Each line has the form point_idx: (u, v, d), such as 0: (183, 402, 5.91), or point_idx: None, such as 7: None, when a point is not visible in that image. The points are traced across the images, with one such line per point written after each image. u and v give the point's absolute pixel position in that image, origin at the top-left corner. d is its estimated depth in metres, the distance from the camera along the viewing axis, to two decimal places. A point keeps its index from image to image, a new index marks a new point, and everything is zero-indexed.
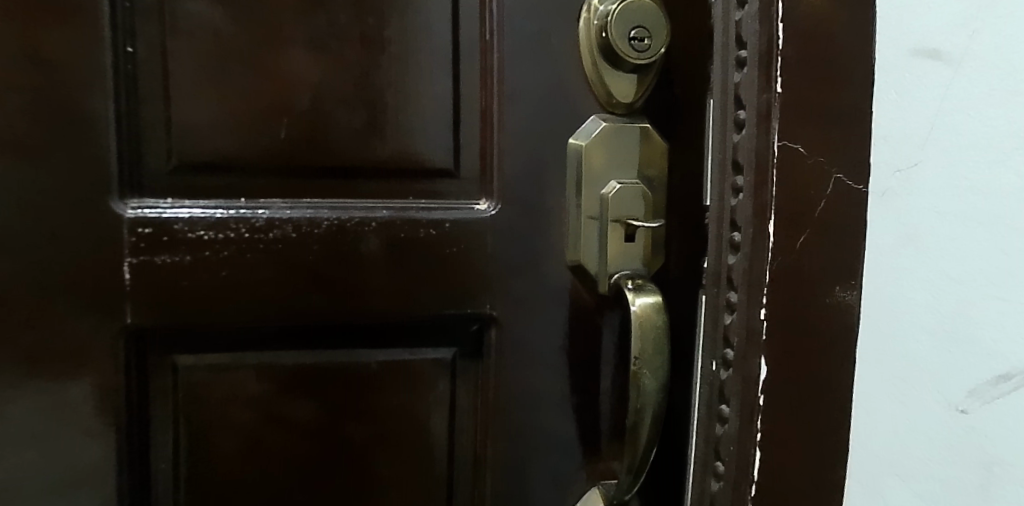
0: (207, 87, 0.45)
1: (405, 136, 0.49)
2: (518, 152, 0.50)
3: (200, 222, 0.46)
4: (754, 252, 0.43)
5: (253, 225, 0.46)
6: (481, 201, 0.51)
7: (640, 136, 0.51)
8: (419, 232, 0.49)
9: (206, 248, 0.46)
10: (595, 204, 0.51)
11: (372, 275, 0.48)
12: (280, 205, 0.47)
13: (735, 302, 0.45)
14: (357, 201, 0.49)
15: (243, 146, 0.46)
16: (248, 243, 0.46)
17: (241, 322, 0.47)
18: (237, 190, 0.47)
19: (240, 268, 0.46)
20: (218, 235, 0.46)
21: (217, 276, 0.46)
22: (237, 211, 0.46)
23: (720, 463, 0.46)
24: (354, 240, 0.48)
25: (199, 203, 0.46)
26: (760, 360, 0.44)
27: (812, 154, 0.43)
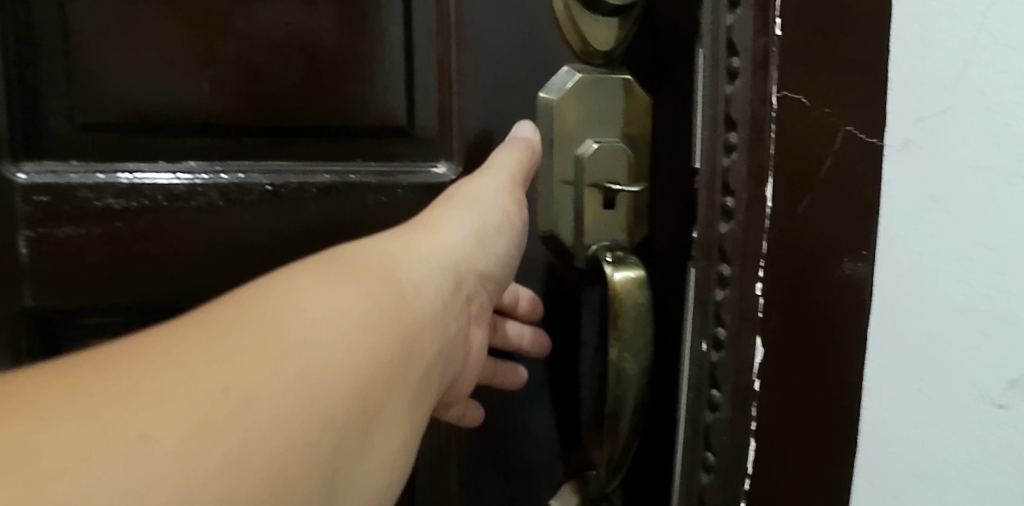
0: (115, 31, 0.38)
1: (350, 90, 0.42)
2: (484, 109, 0.44)
3: (109, 189, 0.40)
4: (749, 219, 0.38)
5: (171, 192, 0.40)
6: (440, 164, 0.45)
7: (623, 89, 0.45)
8: (367, 199, 0.43)
9: (117, 219, 0.40)
10: (570, 165, 0.46)
11: (314, 248, 0.42)
12: (203, 169, 0.41)
13: (728, 275, 0.39)
14: (294, 163, 0.42)
15: (160, 102, 0.39)
16: (166, 212, 0.40)
17: (164, 303, 0.41)
18: (154, 152, 0.40)
19: (159, 241, 0.40)
20: (130, 203, 0.40)
21: (133, 251, 0.40)
22: (152, 176, 0.40)
23: (710, 453, 0.41)
24: (292, 208, 0.42)
25: (106, 167, 0.40)
26: (755, 340, 0.38)
27: (817, 106, 0.37)
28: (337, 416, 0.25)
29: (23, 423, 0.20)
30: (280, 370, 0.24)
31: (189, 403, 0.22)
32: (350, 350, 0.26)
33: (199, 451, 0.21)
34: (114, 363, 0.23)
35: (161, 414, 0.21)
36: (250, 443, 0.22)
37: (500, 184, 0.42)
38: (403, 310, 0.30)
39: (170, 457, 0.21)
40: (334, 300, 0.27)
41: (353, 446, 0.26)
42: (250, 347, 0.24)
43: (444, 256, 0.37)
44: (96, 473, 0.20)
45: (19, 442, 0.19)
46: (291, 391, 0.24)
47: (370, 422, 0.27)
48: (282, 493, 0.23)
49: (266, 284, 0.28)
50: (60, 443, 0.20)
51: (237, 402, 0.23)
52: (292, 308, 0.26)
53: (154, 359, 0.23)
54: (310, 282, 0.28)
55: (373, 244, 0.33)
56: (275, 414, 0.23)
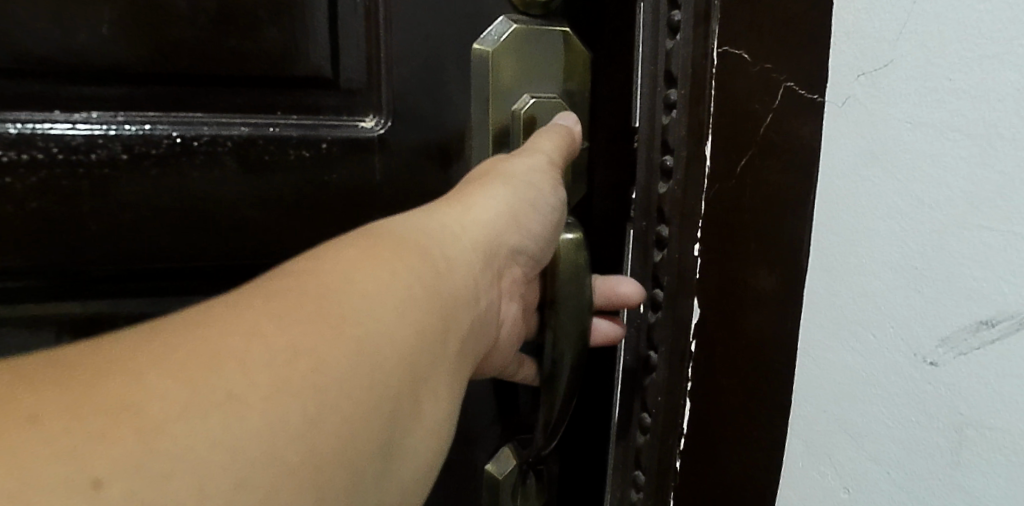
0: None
1: (269, 37, 0.39)
2: (416, 59, 0.42)
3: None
4: (688, 179, 0.41)
5: (68, 143, 0.36)
6: (367, 118, 0.42)
7: (563, 44, 0.44)
8: (288, 153, 0.40)
9: (5, 173, 0.35)
10: (506, 125, 0.44)
11: (231, 206, 0.39)
12: (105, 118, 0.37)
13: (666, 236, 0.43)
14: (206, 114, 0.39)
15: (52, 42, 0.35)
16: (65, 166, 0.36)
17: (63, 266, 0.37)
18: (46, 99, 0.36)
19: (55, 199, 0.36)
20: (21, 155, 0.35)
21: (25, 209, 0.36)
22: (46, 124, 0.36)
23: (646, 415, 0.45)
24: (206, 163, 0.39)
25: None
26: (692, 301, 0.42)
27: (758, 61, 0.38)
28: (394, 381, 0.25)
29: (110, 378, 0.19)
30: (340, 338, 0.24)
31: (263, 357, 0.22)
32: (400, 322, 0.26)
33: (280, 409, 0.21)
34: (185, 326, 0.22)
35: (241, 369, 0.21)
36: (318, 405, 0.22)
37: (539, 164, 0.40)
38: (441, 285, 0.30)
39: (253, 411, 0.20)
40: (382, 273, 0.27)
41: (407, 414, 0.26)
42: (315, 313, 0.24)
43: (475, 232, 0.36)
44: (188, 428, 0.19)
45: (108, 394, 0.19)
46: (353, 357, 0.24)
47: (417, 392, 0.26)
48: (346, 455, 0.22)
49: (315, 257, 0.27)
50: (151, 397, 0.19)
51: (308, 361, 0.22)
52: (347, 279, 0.26)
53: (227, 313, 0.23)
54: (358, 257, 0.28)
55: (406, 220, 0.33)
56: (341, 379, 0.23)
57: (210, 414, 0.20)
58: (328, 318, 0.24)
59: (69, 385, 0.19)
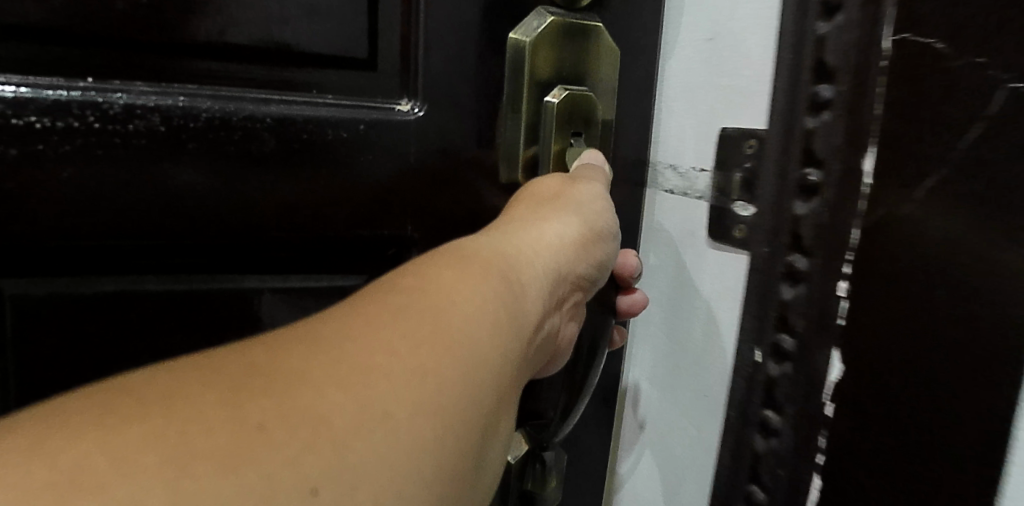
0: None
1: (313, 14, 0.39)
2: (450, 45, 0.42)
3: (31, 105, 0.34)
4: (837, 198, 0.31)
5: (105, 112, 0.36)
6: (402, 101, 0.42)
7: (593, 39, 0.45)
8: (326, 133, 0.40)
9: (38, 139, 0.35)
10: (537, 116, 0.45)
11: (266, 182, 0.39)
12: (143, 89, 0.36)
13: (801, 269, 0.33)
14: (244, 89, 0.39)
15: (101, 5, 0.35)
16: (100, 135, 0.36)
17: (93, 238, 0.37)
18: (79, 65, 0.35)
19: (89, 169, 0.36)
20: (56, 122, 0.35)
21: (58, 179, 0.35)
22: (84, 92, 0.35)
23: (756, 491, 0.36)
24: (244, 139, 0.38)
25: (26, 79, 0.34)
26: (835, 360, 0.32)
27: (963, 54, 0.27)
28: (494, 400, 0.27)
29: (292, 389, 0.22)
30: (460, 356, 0.26)
31: (401, 376, 0.24)
32: (497, 343, 0.28)
33: (421, 428, 0.23)
34: (335, 339, 0.24)
35: (387, 387, 0.23)
36: (447, 423, 0.24)
37: (599, 191, 0.41)
38: (521, 304, 0.32)
39: (401, 427, 0.23)
40: (477, 294, 0.29)
41: (498, 430, 0.28)
42: (435, 333, 0.26)
43: (554, 249, 0.37)
44: (363, 443, 0.22)
45: (295, 409, 0.21)
46: (467, 374, 0.26)
47: (505, 408, 0.29)
48: (465, 467, 0.25)
49: (418, 275, 0.29)
50: (330, 409, 0.22)
51: (436, 381, 0.25)
52: (450, 298, 0.28)
53: (359, 331, 0.25)
54: (455, 278, 0.29)
55: (490, 241, 0.35)
56: (461, 396, 0.25)
57: (375, 432, 0.22)
58: (445, 336, 0.26)
59: (260, 395, 0.21)
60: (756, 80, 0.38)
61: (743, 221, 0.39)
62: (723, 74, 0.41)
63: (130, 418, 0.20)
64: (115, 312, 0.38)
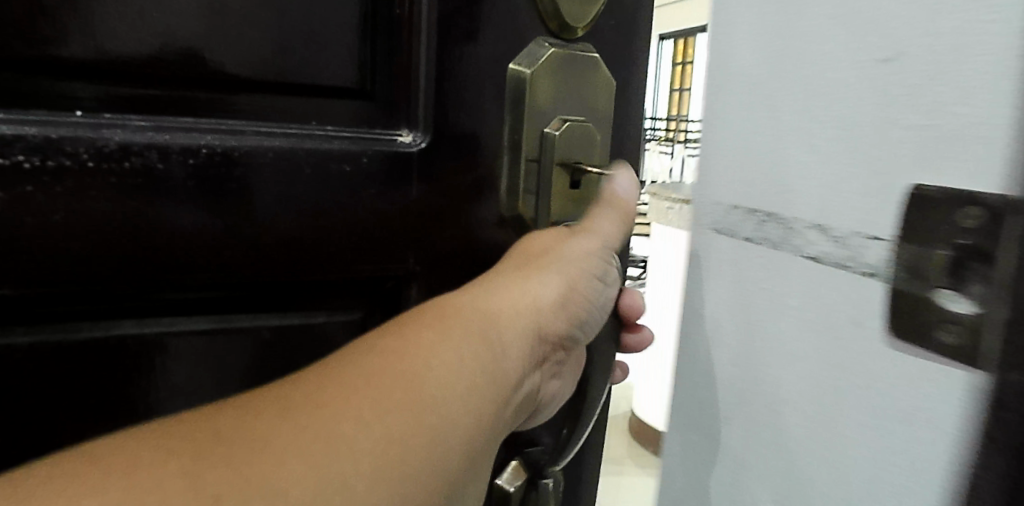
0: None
1: (317, 48, 0.39)
2: (451, 78, 0.43)
3: (19, 144, 0.34)
4: None
5: (98, 150, 0.35)
6: (404, 132, 0.43)
7: (589, 69, 0.46)
8: (329, 167, 0.40)
9: (27, 180, 0.34)
10: (536, 146, 0.45)
11: (267, 217, 0.39)
12: (138, 123, 0.36)
13: None
14: (245, 123, 0.39)
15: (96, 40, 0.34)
16: (93, 174, 0.35)
17: (85, 277, 0.36)
18: (72, 99, 0.35)
19: (83, 208, 0.35)
20: (46, 162, 0.34)
21: (49, 221, 0.35)
22: (77, 130, 0.35)
23: None
24: (244, 174, 0.38)
25: (12, 116, 0.34)
26: None
27: None
28: (452, 465, 0.31)
29: (262, 457, 0.25)
30: (421, 423, 0.30)
31: (364, 443, 0.27)
32: (458, 411, 0.32)
33: (376, 492, 0.27)
34: (308, 405, 0.27)
35: (348, 456, 0.27)
36: (400, 490, 0.28)
37: (592, 247, 0.46)
38: (488, 371, 0.35)
39: (358, 493, 0.26)
40: (443, 364, 0.33)
41: (457, 490, 0.32)
42: (412, 424, 0.29)
43: (534, 311, 0.42)
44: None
45: (261, 476, 0.24)
46: (426, 443, 0.30)
47: (465, 471, 0.32)
48: None
49: (394, 340, 0.33)
50: (292, 476, 0.25)
51: (395, 450, 0.28)
52: (420, 368, 0.32)
53: (335, 398, 0.28)
54: (427, 346, 0.33)
55: (466, 303, 0.38)
56: (416, 462, 0.29)
57: (333, 497, 0.26)
58: (408, 405, 0.30)
59: (229, 462, 0.24)
60: (976, 120, 0.29)
61: (960, 321, 0.30)
62: (917, 108, 0.32)
63: (91, 468, 0.22)
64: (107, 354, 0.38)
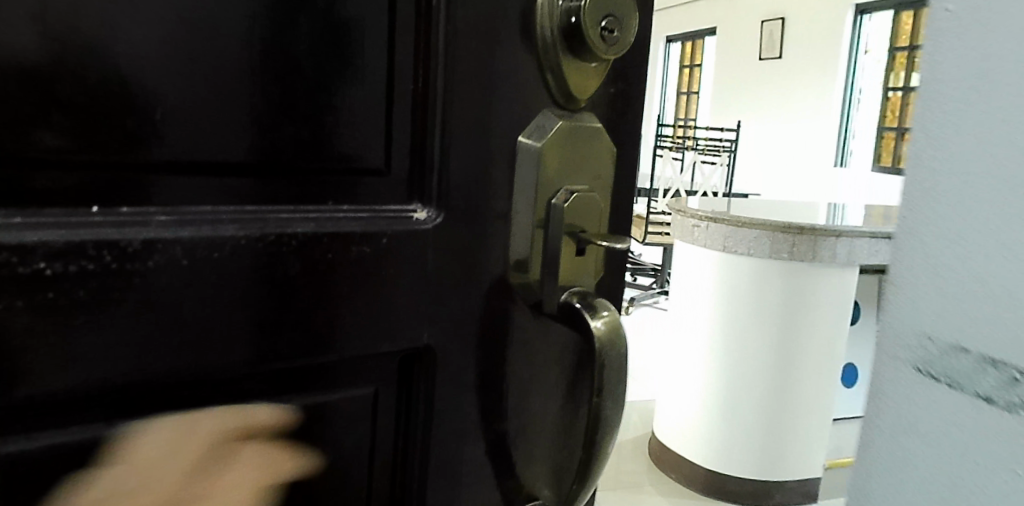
0: (46, 32, 0.31)
1: (341, 135, 0.41)
2: (463, 157, 0.46)
3: (39, 250, 0.32)
4: None
5: (122, 250, 0.34)
6: (417, 209, 0.45)
7: (594, 139, 0.49)
8: (351, 250, 0.42)
9: (47, 287, 0.32)
10: (542, 214, 0.48)
11: (291, 303, 0.40)
12: (161, 217, 0.36)
13: None
14: (270, 211, 0.39)
15: (125, 139, 0.34)
16: (117, 275, 0.34)
17: (106, 382, 0.34)
18: (88, 195, 0.34)
19: (105, 312, 0.34)
20: (68, 266, 0.32)
21: (70, 328, 0.33)
22: (97, 229, 0.33)
23: None
24: (270, 264, 0.39)
25: (26, 218, 0.32)
26: None
27: None
28: None
29: None
30: None
31: None
32: None
33: None
34: None
35: None
36: None
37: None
38: None
39: None
40: None
41: None
42: None
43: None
44: None
45: None
46: None
47: None
48: None
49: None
50: None
51: None
52: None
53: None
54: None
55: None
56: None
57: None
58: None
59: None
60: None
61: None
62: None
63: None
64: (125, 455, 0.36)
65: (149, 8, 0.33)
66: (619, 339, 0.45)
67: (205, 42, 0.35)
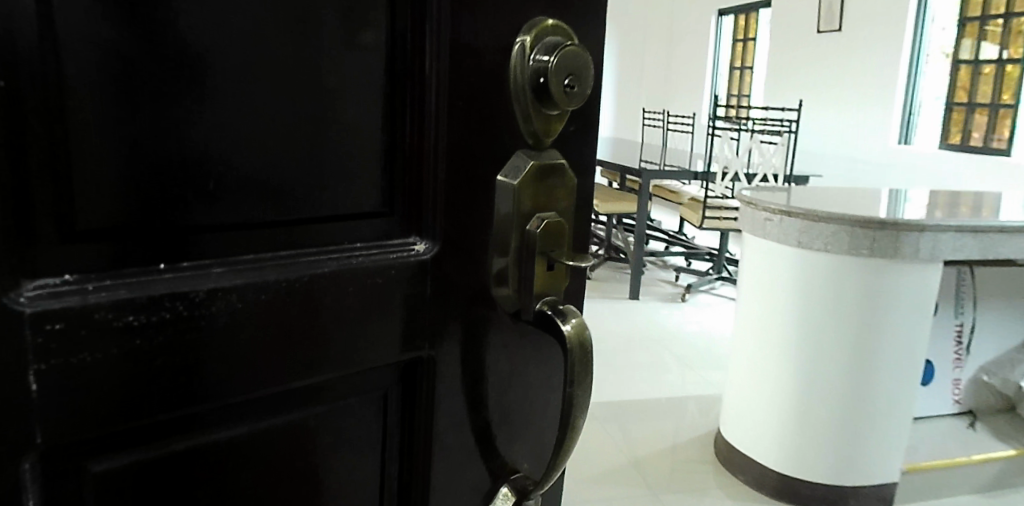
0: (119, 131, 0.38)
1: (352, 190, 0.50)
2: (456, 196, 0.54)
3: (127, 307, 0.39)
4: None
5: (191, 300, 0.42)
6: (417, 242, 0.54)
7: (559, 172, 0.59)
8: (368, 282, 0.51)
9: (135, 336, 0.40)
10: (515, 237, 0.57)
11: (320, 331, 0.48)
12: (218, 271, 0.44)
13: None
14: (301, 255, 0.48)
15: (184, 212, 0.42)
16: (187, 321, 0.42)
17: (181, 407, 0.43)
18: (155, 255, 0.41)
19: (179, 351, 0.42)
20: (149, 317, 0.40)
21: (152, 366, 0.41)
22: (168, 282, 0.41)
23: None
24: (304, 301, 0.47)
25: (114, 280, 0.39)
26: None
27: None
28: None
29: None
30: None
31: None
32: None
33: None
34: None
35: None
36: None
37: None
38: None
39: None
40: None
41: None
42: None
43: None
44: None
45: None
46: None
47: None
48: None
49: None
50: None
51: None
52: None
53: None
54: None
55: None
56: None
57: None
58: None
59: None
60: None
61: None
62: None
63: None
64: (197, 457, 0.45)
65: (199, 101, 0.41)
66: (584, 336, 0.55)
67: (247, 122, 0.43)
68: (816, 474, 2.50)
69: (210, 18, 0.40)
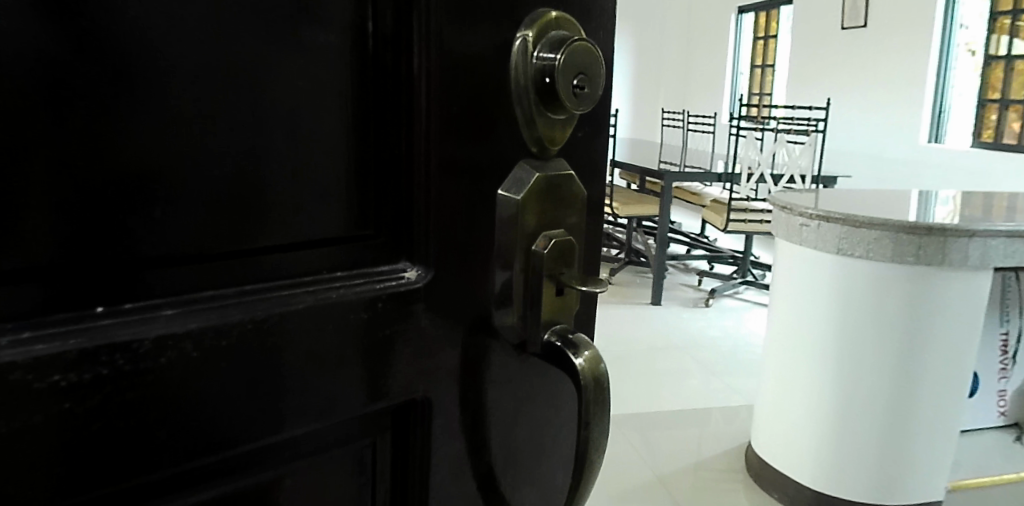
0: (45, 151, 0.31)
1: (331, 212, 0.43)
2: (449, 215, 0.48)
3: (54, 364, 0.32)
4: None
5: (135, 351, 0.35)
6: (407, 269, 0.47)
7: (566, 184, 0.53)
8: (351, 317, 0.44)
9: (65, 398, 0.33)
10: (520, 258, 0.51)
11: (296, 377, 0.42)
12: (170, 313, 0.37)
13: None
14: (270, 289, 0.41)
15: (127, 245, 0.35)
16: (130, 376, 0.35)
17: (126, 478, 0.35)
18: (90, 298, 0.34)
19: (123, 412, 0.35)
20: (83, 374, 0.33)
21: (88, 432, 0.34)
22: (106, 330, 0.34)
23: None
24: (274, 343, 0.41)
25: (37, 332, 0.32)
26: None
27: None
28: None
29: None
30: None
31: None
32: None
33: None
34: None
35: None
36: None
37: None
38: None
39: None
40: None
41: None
42: None
43: None
44: None
45: None
46: None
47: None
48: None
49: None
50: None
51: None
52: None
53: None
54: None
55: None
56: None
57: None
58: None
59: None
60: None
61: None
62: None
63: None
64: None
65: (143, 112, 0.34)
66: (600, 371, 0.50)
67: (203, 137, 0.36)
68: (852, 490, 2.39)
69: (153, 13, 0.33)
